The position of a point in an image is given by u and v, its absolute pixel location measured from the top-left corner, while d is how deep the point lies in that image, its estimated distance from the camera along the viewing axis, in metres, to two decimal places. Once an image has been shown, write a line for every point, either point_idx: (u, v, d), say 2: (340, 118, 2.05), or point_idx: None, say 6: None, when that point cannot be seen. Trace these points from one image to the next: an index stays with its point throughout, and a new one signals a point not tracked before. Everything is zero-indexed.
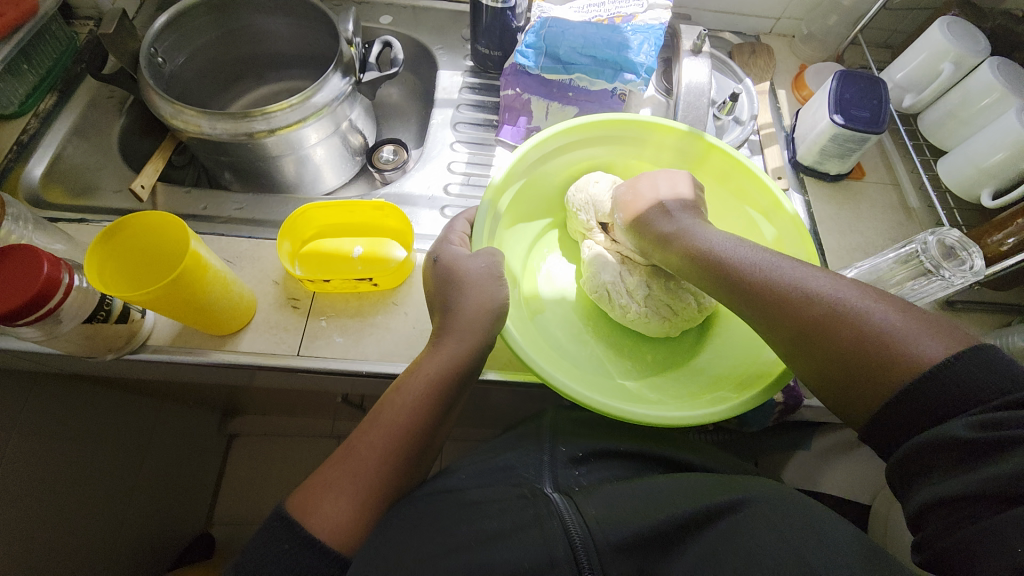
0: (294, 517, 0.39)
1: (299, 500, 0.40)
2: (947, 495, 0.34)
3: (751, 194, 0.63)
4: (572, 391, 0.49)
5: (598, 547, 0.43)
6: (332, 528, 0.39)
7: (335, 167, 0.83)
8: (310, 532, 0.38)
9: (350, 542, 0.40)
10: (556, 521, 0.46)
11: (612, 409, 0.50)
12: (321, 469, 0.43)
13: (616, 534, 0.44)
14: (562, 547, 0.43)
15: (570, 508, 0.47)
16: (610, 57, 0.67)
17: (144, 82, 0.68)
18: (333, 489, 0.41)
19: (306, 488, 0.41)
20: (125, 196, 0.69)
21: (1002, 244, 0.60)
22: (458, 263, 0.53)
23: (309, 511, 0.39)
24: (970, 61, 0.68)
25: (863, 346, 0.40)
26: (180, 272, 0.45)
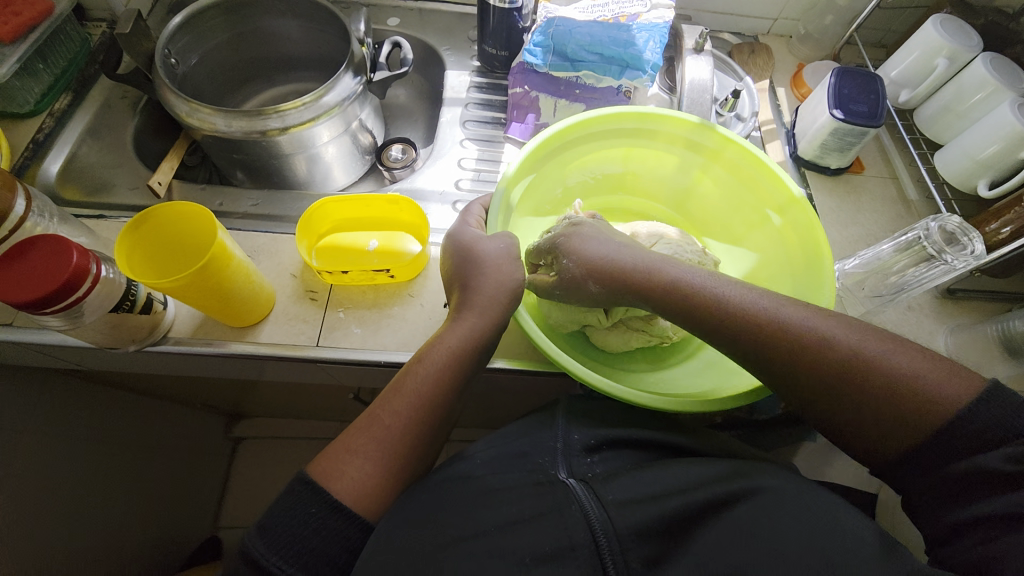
0: (319, 482, 0.42)
1: (322, 467, 0.43)
2: (980, 516, 0.35)
3: (765, 189, 0.64)
4: (565, 362, 0.51)
5: (618, 532, 0.42)
6: (356, 491, 0.42)
7: (345, 166, 0.84)
8: (336, 495, 0.41)
9: (372, 504, 0.43)
10: (576, 508, 0.44)
11: (604, 385, 0.51)
12: (346, 433, 0.45)
13: (636, 520, 0.42)
14: (581, 531, 0.42)
15: (590, 495, 0.45)
16: (617, 54, 0.69)
17: (158, 81, 0.69)
18: (357, 454, 0.43)
19: (329, 454, 0.44)
20: (140, 193, 0.69)
21: (999, 232, 0.62)
22: (478, 244, 0.54)
23: (334, 477, 0.42)
24: (963, 56, 0.70)
25: (887, 393, 0.40)
26: (208, 260, 0.46)
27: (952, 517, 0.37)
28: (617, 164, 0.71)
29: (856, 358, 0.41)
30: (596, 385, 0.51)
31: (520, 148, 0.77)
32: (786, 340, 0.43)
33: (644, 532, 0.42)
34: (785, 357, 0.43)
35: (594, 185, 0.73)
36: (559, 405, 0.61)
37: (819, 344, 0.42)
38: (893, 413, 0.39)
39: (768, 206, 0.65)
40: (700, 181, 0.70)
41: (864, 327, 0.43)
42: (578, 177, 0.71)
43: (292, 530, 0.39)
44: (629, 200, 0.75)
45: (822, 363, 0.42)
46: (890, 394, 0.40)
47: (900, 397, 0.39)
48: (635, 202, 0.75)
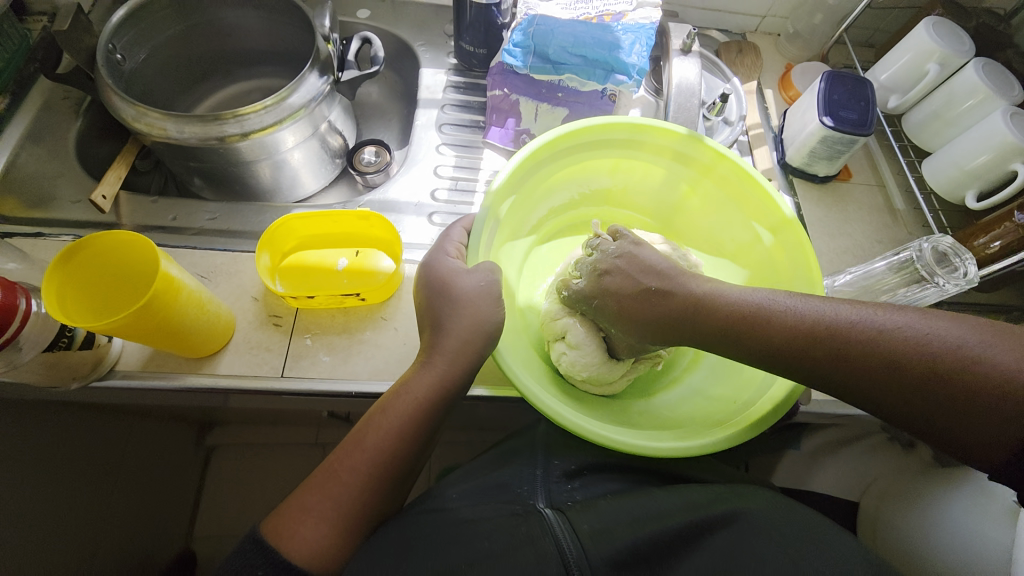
0: (268, 541, 0.38)
1: (275, 526, 0.39)
2: None
3: (757, 206, 0.62)
4: (548, 407, 0.47)
5: (593, 565, 0.40)
6: (308, 555, 0.38)
7: (314, 171, 0.78)
8: (286, 557, 0.37)
9: (325, 568, 0.39)
10: (549, 539, 0.42)
11: (593, 432, 0.47)
12: (301, 490, 0.41)
13: (610, 550, 0.41)
14: (556, 566, 0.40)
15: (565, 524, 0.44)
16: (601, 57, 0.65)
17: (101, 81, 0.62)
18: (310, 513, 0.40)
19: (283, 511, 0.40)
20: (84, 207, 0.63)
21: (988, 247, 0.61)
22: (455, 278, 0.50)
23: (285, 536, 0.38)
24: (955, 61, 0.68)
25: (967, 388, 0.35)
26: (151, 296, 0.42)
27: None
28: (604, 176, 0.68)
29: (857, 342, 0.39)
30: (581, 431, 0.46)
31: (499, 154, 0.73)
32: (835, 346, 0.40)
33: (619, 562, 0.41)
34: (839, 367, 0.39)
35: (576, 196, 0.70)
36: (538, 431, 0.58)
37: (882, 346, 0.38)
38: (982, 407, 0.35)
39: (759, 223, 0.62)
40: (688, 194, 0.67)
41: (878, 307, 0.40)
42: (563, 191, 0.68)
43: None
44: (610, 212, 0.72)
45: (892, 369, 0.38)
46: (963, 388, 0.36)
47: (982, 389, 0.35)
48: (618, 214, 0.72)
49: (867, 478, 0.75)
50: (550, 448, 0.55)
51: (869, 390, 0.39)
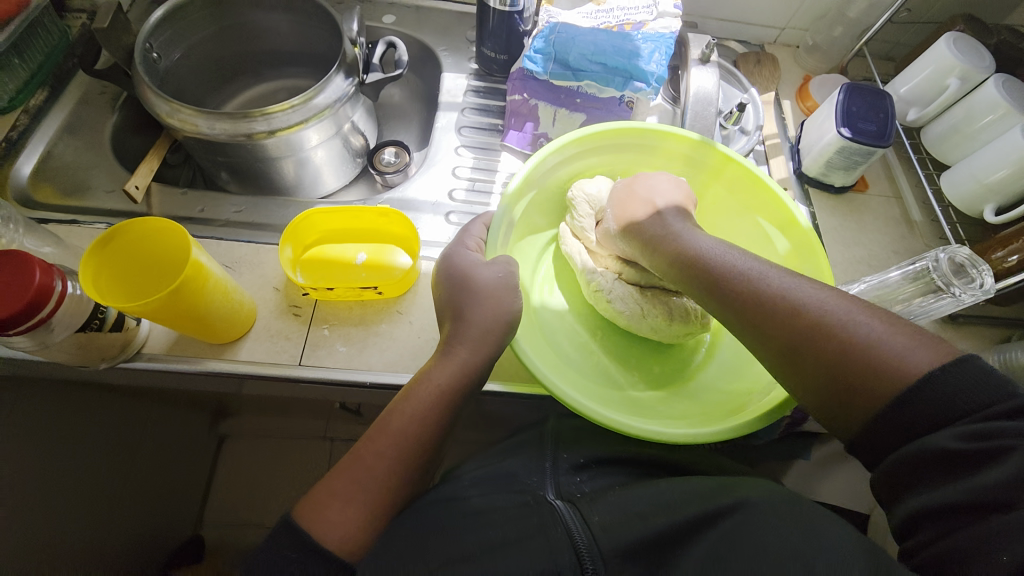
0: (301, 524, 0.39)
1: (306, 509, 0.40)
2: (935, 504, 0.32)
3: (767, 211, 0.62)
4: (558, 390, 0.49)
5: (605, 556, 0.40)
6: (340, 538, 0.39)
7: (336, 169, 0.81)
8: (320, 540, 0.38)
9: (356, 551, 0.39)
10: (560, 529, 0.43)
11: (598, 413, 0.48)
12: (329, 475, 0.42)
13: (622, 540, 0.41)
14: (567, 555, 0.41)
15: (575, 516, 0.45)
16: (621, 64, 0.66)
17: (138, 78, 0.65)
18: (338, 497, 0.40)
19: (313, 496, 0.40)
20: (118, 196, 0.66)
21: (1005, 260, 0.60)
22: (473, 271, 0.51)
23: (316, 519, 0.39)
24: (976, 77, 0.68)
25: (858, 365, 0.38)
26: (182, 281, 0.44)
27: (905, 503, 0.34)
28: (616, 179, 0.69)
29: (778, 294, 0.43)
30: (601, 419, 0.48)
31: (516, 157, 0.75)
32: (756, 298, 0.44)
33: (631, 554, 0.40)
34: (755, 315, 0.44)
35: None
36: (547, 424, 0.59)
37: (805, 307, 0.41)
38: (867, 384, 0.37)
39: (769, 228, 0.63)
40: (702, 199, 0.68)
41: (846, 296, 0.42)
42: (574, 193, 0.69)
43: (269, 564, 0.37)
44: None
45: (801, 329, 0.41)
46: (851, 362, 0.38)
47: (869, 368, 0.37)
48: None
49: None
50: (558, 441, 0.56)
51: (771, 338, 0.43)
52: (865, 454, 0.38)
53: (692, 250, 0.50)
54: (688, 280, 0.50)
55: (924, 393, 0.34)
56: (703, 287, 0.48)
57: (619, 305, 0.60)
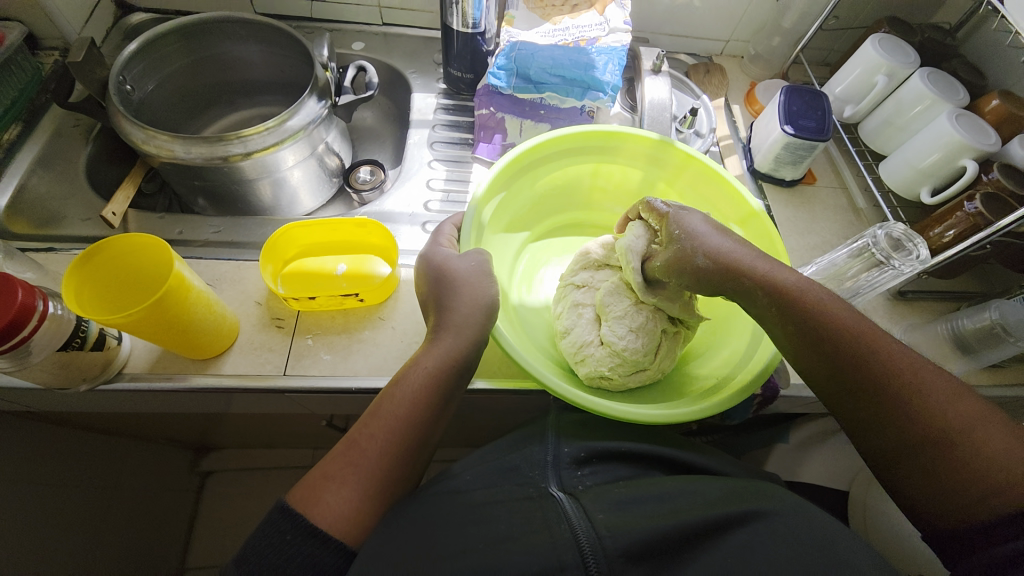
0: (295, 509, 0.40)
1: (300, 494, 0.41)
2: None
3: (726, 202, 0.66)
4: (538, 374, 0.50)
5: (609, 554, 0.39)
6: (334, 519, 0.40)
7: (313, 189, 0.83)
8: (313, 522, 0.39)
9: (352, 532, 0.40)
10: (565, 526, 0.42)
11: (580, 397, 0.50)
12: (325, 460, 0.43)
13: (626, 541, 0.40)
14: (571, 552, 0.39)
15: (579, 513, 0.43)
16: (578, 76, 0.71)
17: (113, 108, 0.67)
18: (334, 479, 0.41)
19: (309, 481, 0.42)
20: (94, 224, 0.67)
21: (943, 236, 0.66)
22: (449, 264, 0.54)
23: (311, 503, 0.40)
24: (901, 72, 0.75)
25: (965, 452, 0.38)
26: (165, 292, 0.45)
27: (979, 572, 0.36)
28: (587, 181, 0.74)
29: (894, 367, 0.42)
30: (585, 402, 0.49)
31: (488, 167, 0.78)
32: (869, 358, 0.42)
33: (635, 555, 0.39)
34: (860, 371, 0.43)
35: (562, 201, 0.75)
36: (550, 420, 0.59)
37: (920, 382, 0.41)
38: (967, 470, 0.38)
39: (730, 219, 0.67)
40: (666, 195, 0.72)
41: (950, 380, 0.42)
42: (548, 194, 0.73)
43: (269, 561, 0.38)
44: (596, 214, 0.77)
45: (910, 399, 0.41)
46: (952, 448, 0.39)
47: (973, 456, 0.38)
48: (603, 217, 0.77)
49: (855, 467, 0.77)
50: (561, 434, 0.55)
51: (870, 396, 0.42)
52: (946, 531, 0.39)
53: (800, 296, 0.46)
54: (787, 328, 0.46)
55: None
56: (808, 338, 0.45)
57: (564, 329, 0.62)
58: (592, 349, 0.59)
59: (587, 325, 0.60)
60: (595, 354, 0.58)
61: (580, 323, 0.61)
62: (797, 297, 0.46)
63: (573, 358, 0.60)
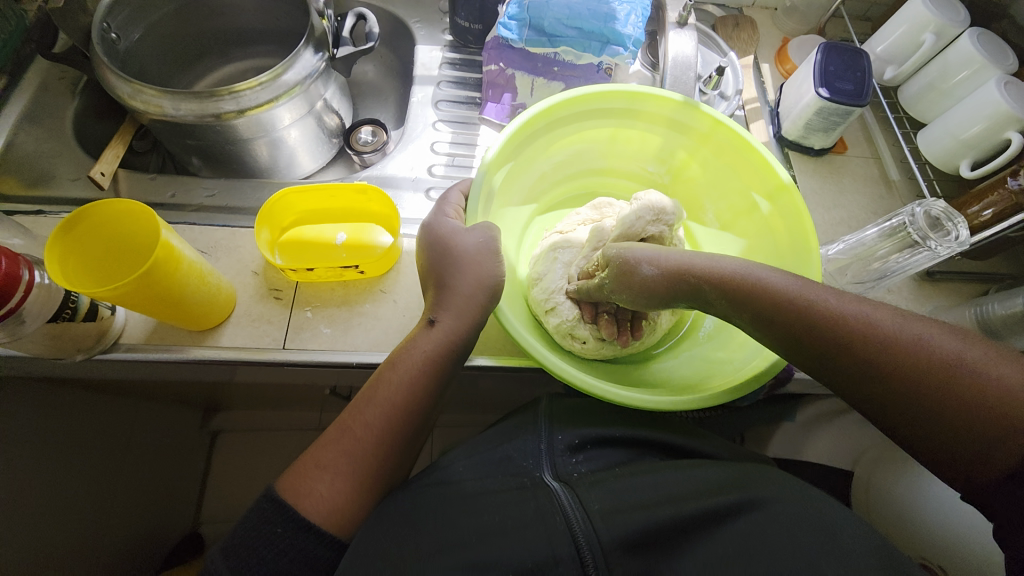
0: (287, 500, 0.39)
1: (291, 483, 0.40)
2: None
3: (755, 175, 0.62)
4: (545, 359, 0.48)
5: (604, 546, 0.39)
6: (327, 510, 0.39)
7: (311, 150, 0.79)
8: (305, 514, 0.39)
9: (344, 523, 0.40)
10: (559, 517, 0.42)
11: (587, 381, 0.47)
12: (317, 447, 0.42)
13: (622, 531, 0.40)
14: (565, 544, 0.40)
15: (574, 503, 0.43)
16: (597, 28, 0.65)
17: (96, 60, 0.62)
18: (327, 470, 0.41)
19: (299, 469, 0.41)
20: (84, 184, 0.64)
21: (979, 216, 0.61)
22: (455, 238, 0.51)
23: (303, 494, 0.39)
24: (951, 31, 0.68)
25: (979, 400, 0.34)
26: (153, 263, 0.42)
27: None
28: (603, 145, 0.69)
29: (881, 342, 0.37)
30: (596, 390, 0.47)
31: (496, 130, 0.74)
32: (847, 334, 0.38)
33: (631, 545, 0.39)
34: (864, 370, 0.37)
35: (575, 167, 0.71)
36: (540, 405, 0.57)
37: (904, 341, 0.36)
38: (990, 430, 0.34)
39: (757, 191, 0.62)
40: (687, 164, 0.68)
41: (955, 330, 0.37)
42: (563, 159, 0.68)
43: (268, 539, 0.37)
44: (610, 181, 0.73)
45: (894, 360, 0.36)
46: (978, 412, 0.34)
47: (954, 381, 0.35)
48: (619, 185, 0.73)
49: (862, 448, 0.76)
50: (553, 420, 0.54)
51: (840, 361, 0.38)
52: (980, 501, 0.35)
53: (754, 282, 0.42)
54: (772, 328, 0.41)
55: None
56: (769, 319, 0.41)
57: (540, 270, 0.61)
58: (562, 297, 0.58)
59: (563, 271, 0.60)
60: (571, 312, 0.57)
61: (556, 273, 0.60)
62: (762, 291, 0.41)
63: (542, 307, 0.59)
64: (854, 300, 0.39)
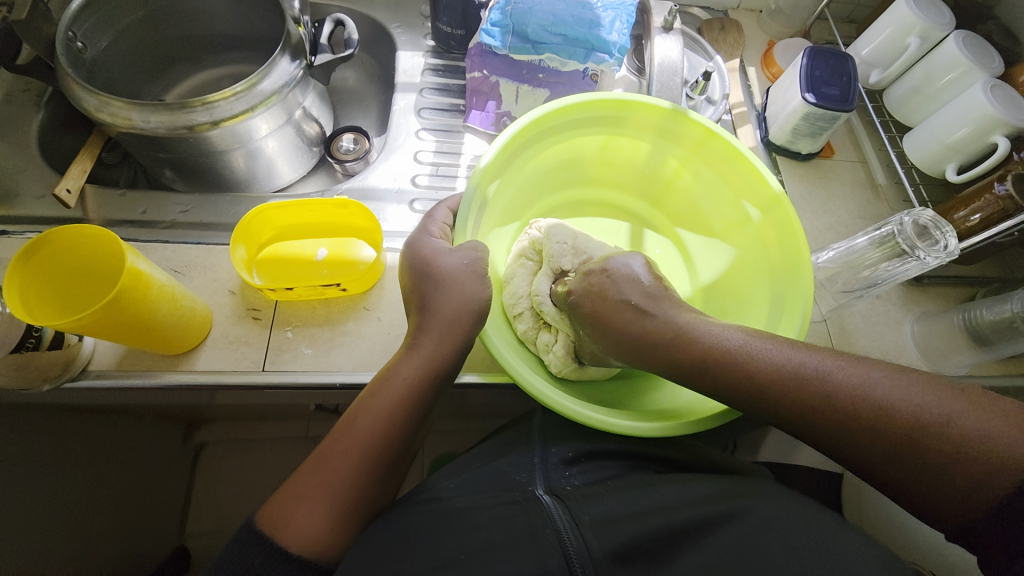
0: (265, 530, 0.37)
1: (270, 514, 0.38)
2: None
3: (749, 187, 0.61)
4: (520, 374, 0.47)
5: (593, 554, 0.38)
6: (305, 540, 0.37)
7: (290, 160, 0.76)
8: (283, 544, 0.37)
9: (326, 553, 0.38)
10: (549, 530, 0.40)
11: (568, 407, 0.47)
12: (297, 476, 0.40)
13: (611, 542, 0.39)
14: (556, 559, 0.38)
15: (564, 516, 0.42)
16: (581, 35, 0.63)
17: (61, 71, 0.59)
18: (306, 499, 0.39)
19: (278, 498, 0.39)
20: (50, 202, 0.61)
21: (968, 219, 0.61)
22: (437, 258, 0.50)
23: (281, 524, 0.38)
24: (935, 34, 0.68)
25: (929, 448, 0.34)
26: (119, 290, 0.40)
27: None
28: (594, 155, 0.68)
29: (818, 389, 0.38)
30: (574, 413, 0.47)
31: (481, 138, 0.72)
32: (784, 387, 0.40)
33: (622, 556, 0.38)
34: (816, 424, 0.38)
35: (566, 175, 0.69)
36: (534, 420, 0.56)
37: (834, 395, 0.38)
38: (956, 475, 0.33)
39: (749, 203, 0.62)
40: (679, 172, 0.67)
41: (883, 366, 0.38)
42: (553, 168, 0.67)
43: None
44: (601, 192, 0.72)
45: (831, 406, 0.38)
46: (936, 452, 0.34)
47: (894, 423, 0.36)
48: (610, 196, 0.72)
49: None
50: (546, 437, 0.53)
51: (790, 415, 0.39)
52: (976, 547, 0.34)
53: (681, 330, 0.45)
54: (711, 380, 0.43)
55: None
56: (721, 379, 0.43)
57: (512, 269, 0.62)
58: (526, 304, 0.59)
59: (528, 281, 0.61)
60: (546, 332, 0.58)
61: (523, 281, 0.60)
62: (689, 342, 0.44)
63: (511, 311, 0.60)
64: (783, 345, 0.42)
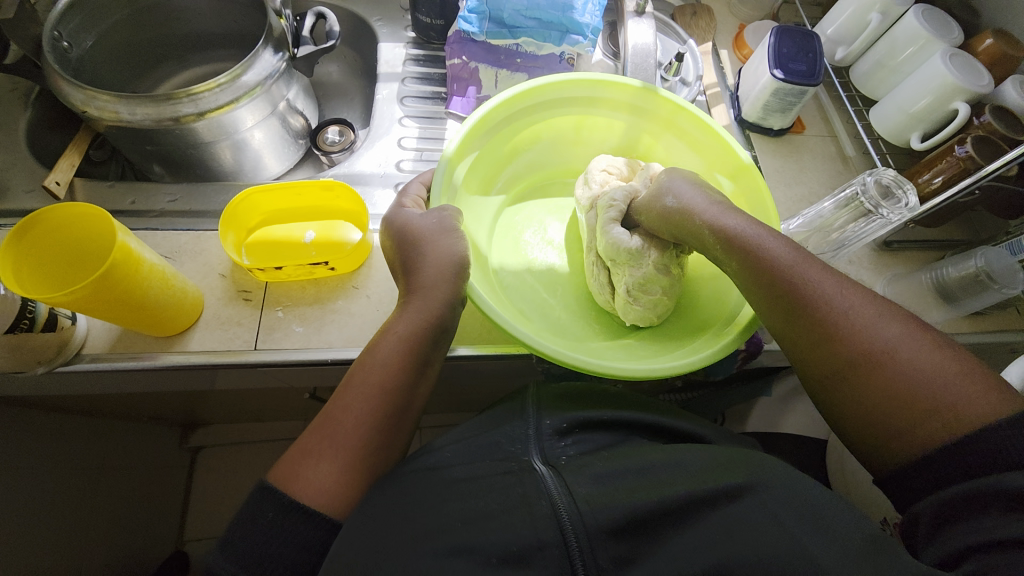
0: (278, 486, 0.39)
1: (283, 471, 0.40)
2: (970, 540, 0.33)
3: (718, 158, 0.63)
4: (498, 319, 0.49)
5: (589, 531, 0.39)
6: (318, 493, 0.39)
7: (277, 152, 0.78)
8: (296, 498, 0.39)
9: (336, 506, 0.40)
10: (545, 502, 0.41)
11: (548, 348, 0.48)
12: (305, 434, 0.42)
13: (606, 517, 0.39)
14: (551, 530, 0.39)
15: (559, 486, 0.43)
16: (555, 18, 0.65)
17: (48, 68, 0.60)
18: (314, 454, 0.41)
19: (288, 457, 0.41)
20: (39, 196, 0.62)
21: (931, 183, 0.64)
22: (411, 223, 0.52)
23: (293, 478, 0.39)
24: (895, 10, 0.71)
25: (899, 383, 0.40)
26: (110, 264, 0.42)
27: (944, 541, 0.35)
28: (569, 135, 0.70)
29: (843, 313, 0.43)
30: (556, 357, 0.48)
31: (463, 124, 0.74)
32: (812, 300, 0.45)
33: (619, 529, 0.39)
34: (822, 336, 0.43)
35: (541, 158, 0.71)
36: (528, 390, 0.56)
37: (852, 320, 0.43)
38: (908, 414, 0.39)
39: (718, 170, 0.64)
40: (651, 148, 0.69)
41: (907, 322, 0.42)
42: (530, 148, 0.70)
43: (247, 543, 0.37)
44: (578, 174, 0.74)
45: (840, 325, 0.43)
46: (902, 392, 0.40)
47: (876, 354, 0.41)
48: None
49: None
50: (542, 405, 0.53)
51: (805, 322, 0.45)
52: (894, 491, 0.40)
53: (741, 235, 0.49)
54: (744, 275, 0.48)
55: (979, 440, 0.36)
56: (756, 278, 0.47)
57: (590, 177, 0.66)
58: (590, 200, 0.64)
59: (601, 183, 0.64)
60: (626, 238, 0.57)
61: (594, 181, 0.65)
62: (755, 251, 0.48)
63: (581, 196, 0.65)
64: (835, 276, 0.45)
